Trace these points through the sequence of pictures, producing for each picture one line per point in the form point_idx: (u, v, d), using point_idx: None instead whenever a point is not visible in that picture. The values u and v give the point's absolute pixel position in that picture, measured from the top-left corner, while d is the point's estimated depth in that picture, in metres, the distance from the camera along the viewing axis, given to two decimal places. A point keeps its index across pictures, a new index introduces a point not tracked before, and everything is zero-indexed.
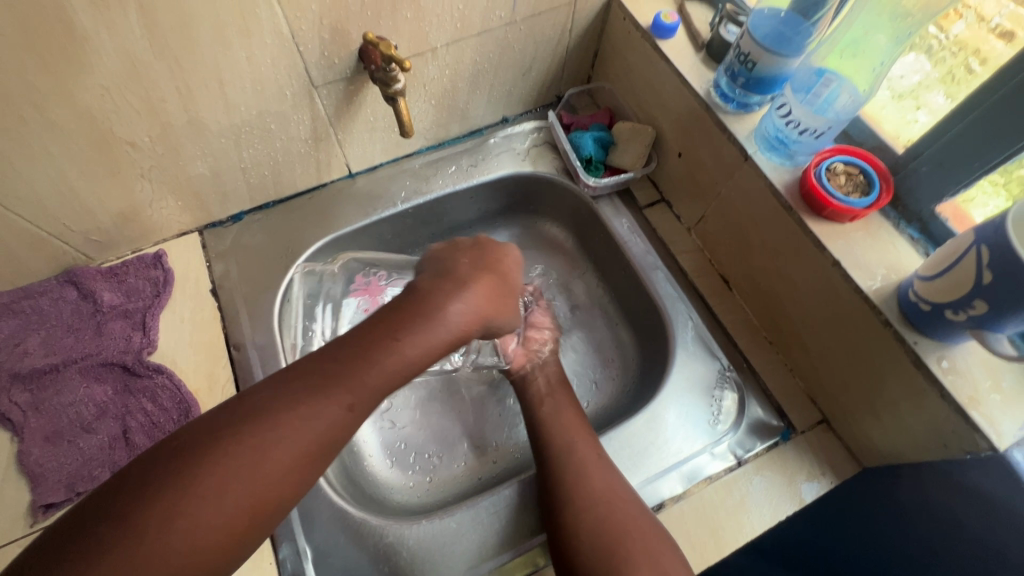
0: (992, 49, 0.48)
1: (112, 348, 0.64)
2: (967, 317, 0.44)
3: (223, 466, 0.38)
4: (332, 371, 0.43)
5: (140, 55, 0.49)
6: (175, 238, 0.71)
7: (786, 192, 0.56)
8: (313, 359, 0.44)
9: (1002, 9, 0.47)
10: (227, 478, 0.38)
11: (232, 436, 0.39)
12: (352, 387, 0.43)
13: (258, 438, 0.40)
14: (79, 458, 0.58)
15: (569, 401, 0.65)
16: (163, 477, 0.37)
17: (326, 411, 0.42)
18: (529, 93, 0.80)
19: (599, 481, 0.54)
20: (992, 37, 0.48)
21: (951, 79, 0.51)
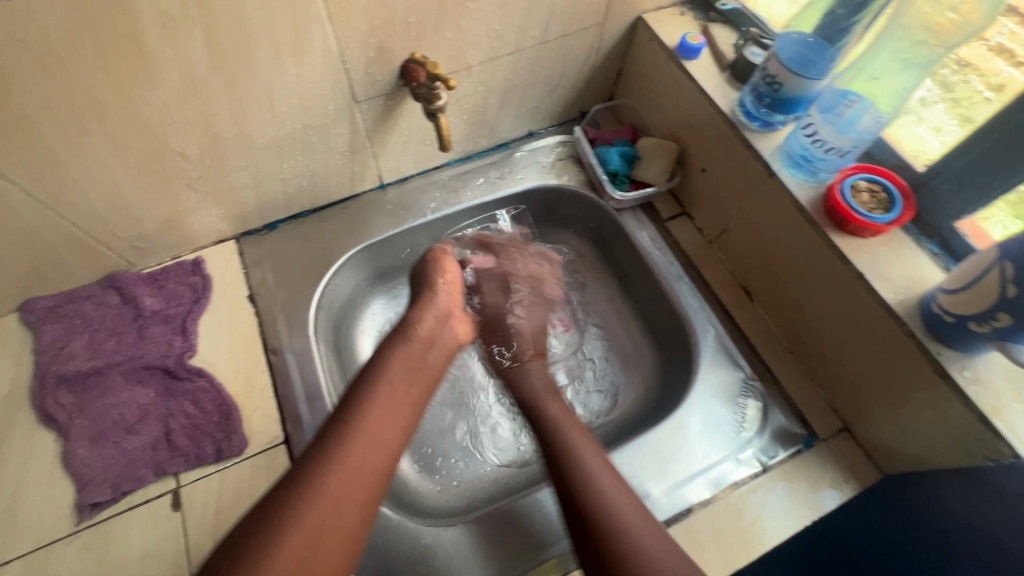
0: (997, 69, 0.53)
1: (153, 352, 0.65)
2: (990, 328, 0.46)
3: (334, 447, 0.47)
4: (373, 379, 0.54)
5: (199, 71, 0.52)
6: (213, 245, 0.73)
7: (810, 208, 0.59)
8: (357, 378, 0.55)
9: (1002, 29, 0.53)
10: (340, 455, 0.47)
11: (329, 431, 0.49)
12: (392, 386, 0.54)
13: (350, 428, 0.49)
14: (124, 458, 0.59)
15: None
16: (280, 495, 0.43)
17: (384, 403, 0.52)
18: (554, 109, 0.82)
19: None
20: (997, 57, 0.53)
21: (963, 99, 0.55)
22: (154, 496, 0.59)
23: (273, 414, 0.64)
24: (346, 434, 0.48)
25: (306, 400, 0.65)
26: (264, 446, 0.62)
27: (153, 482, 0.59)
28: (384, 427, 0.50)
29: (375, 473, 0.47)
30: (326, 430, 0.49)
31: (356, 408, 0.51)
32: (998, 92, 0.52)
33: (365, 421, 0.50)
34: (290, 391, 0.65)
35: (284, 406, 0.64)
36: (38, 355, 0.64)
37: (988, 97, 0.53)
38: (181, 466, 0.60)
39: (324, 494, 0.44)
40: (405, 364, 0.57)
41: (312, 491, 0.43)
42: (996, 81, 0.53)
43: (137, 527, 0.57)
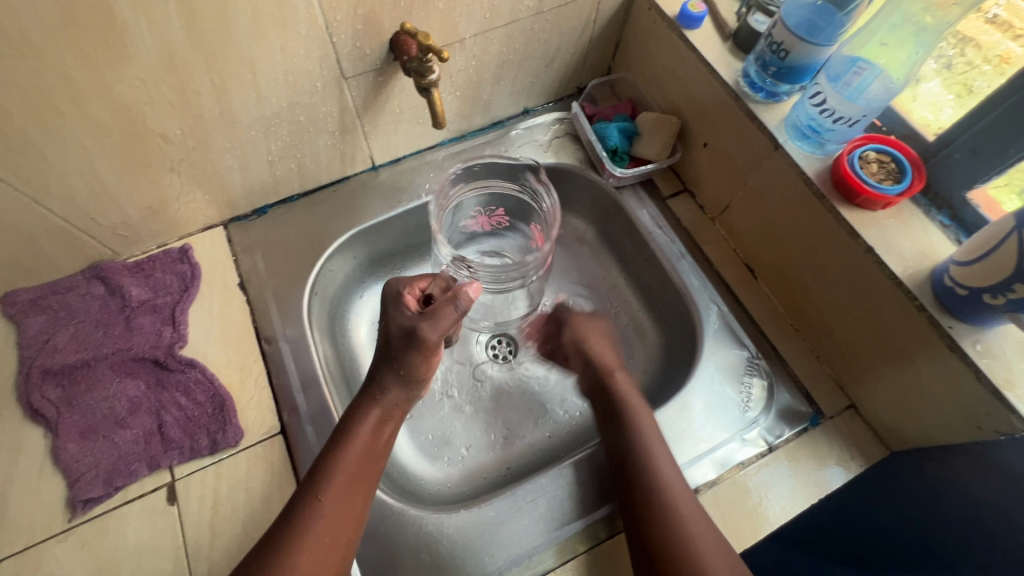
0: (996, 43, 0.52)
1: (142, 343, 0.63)
2: (1005, 300, 0.45)
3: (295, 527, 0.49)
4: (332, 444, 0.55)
5: (177, 46, 0.49)
6: (200, 232, 0.71)
7: (818, 180, 0.57)
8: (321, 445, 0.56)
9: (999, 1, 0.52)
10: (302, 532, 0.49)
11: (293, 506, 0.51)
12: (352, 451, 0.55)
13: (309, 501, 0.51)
14: (116, 453, 0.58)
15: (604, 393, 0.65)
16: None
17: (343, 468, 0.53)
18: (550, 85, 0.80)
19: None
20: (995, 30, 0.52)
21: (965, 69, 0.54)
22: (148, 491, 0.57)
23: (268, 403, 0.62)
24: (310, 516, 0.50)
25: (303, 389, 0.63)
26: (260, 436, 0.60)
27: (148, 476, 0.58)
28: (350, 505, 0.52)
29: (342, 547, 0.50)
30: (291, 508, 0.51)
31: (319, 488, 0.52)
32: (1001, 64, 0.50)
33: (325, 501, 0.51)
34: (286, 380, 0.63)
35: (280, 395, 0.62)
36: (21, 348, 0.62)
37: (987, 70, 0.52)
38: (176, 459, 0.58)
39: None
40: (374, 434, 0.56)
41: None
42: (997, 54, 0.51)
43: (133, 521, 0.56)
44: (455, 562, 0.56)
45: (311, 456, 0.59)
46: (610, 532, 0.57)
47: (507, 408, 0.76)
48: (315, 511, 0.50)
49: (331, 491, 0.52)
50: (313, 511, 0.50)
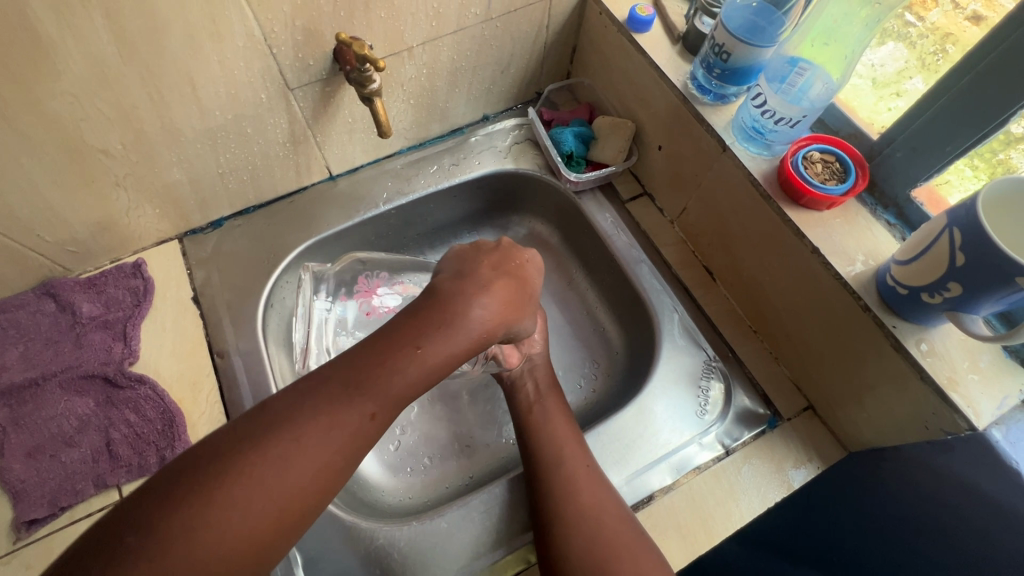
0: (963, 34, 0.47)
1: (92, 360, 0.63)
2: (942, 299, 0.45)
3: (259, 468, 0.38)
4: (348, 376, 0.42)
5: (108, 61, 0.48)
6: (154, 246, 0.70)
7: (764, 181, 0.57)
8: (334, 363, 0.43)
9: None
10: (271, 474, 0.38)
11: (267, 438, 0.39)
12: (373, 395, 0.42)
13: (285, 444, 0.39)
14: (62, 473, 0.57)
15: (561, 400, 0.64)
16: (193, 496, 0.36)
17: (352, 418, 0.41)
18: (508, 90, 0.80)
19: (578, 477, 0.54)
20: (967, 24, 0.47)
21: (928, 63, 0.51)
22: (95, 510, 0.56)
23: (220, 419, 0.61)
24: (286, 460, 0.39)
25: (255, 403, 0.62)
26: None
27: (95, 495, 0.57)
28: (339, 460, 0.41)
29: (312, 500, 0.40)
30: (275, 430, 0.39)
31: (310, 426, 0.40)
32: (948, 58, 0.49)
33: (296, 467, 0.39)
34: (238, 394, 0.63)
35: (232, 409, 0.62)
36: None
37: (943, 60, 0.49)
38: (124, 477, 0.58)
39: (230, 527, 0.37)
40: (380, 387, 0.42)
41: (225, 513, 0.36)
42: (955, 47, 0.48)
43: None
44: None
45: None
46: None
47: (469, 417, 0.76)
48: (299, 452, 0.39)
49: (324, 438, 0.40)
50: (290, 454, 0.39)
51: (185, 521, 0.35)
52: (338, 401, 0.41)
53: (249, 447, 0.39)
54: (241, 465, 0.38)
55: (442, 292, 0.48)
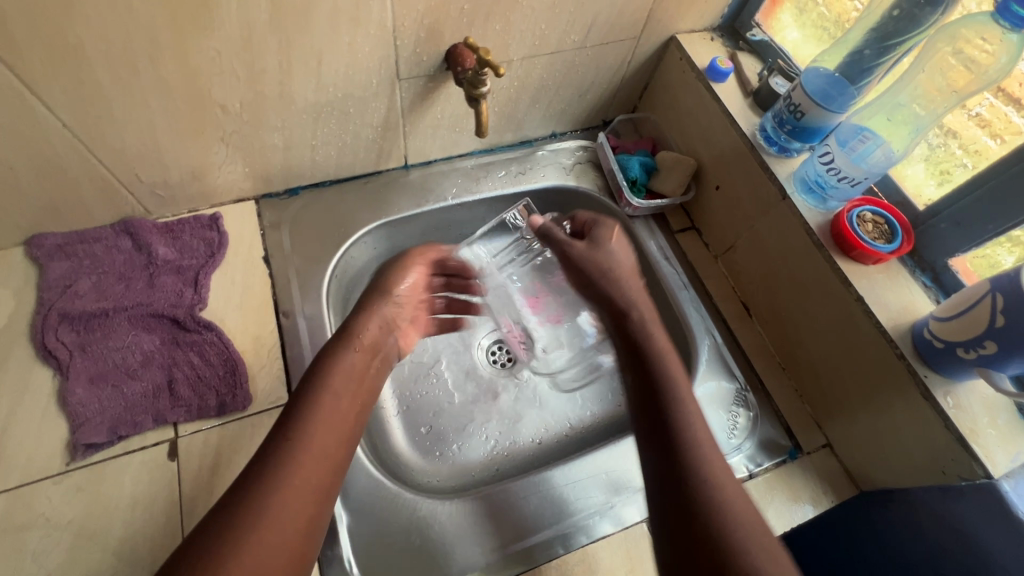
0: (975, 137, 0.57)
1: (162, 301, 0.65)
2: (976, 356, 0.50)
3: (260, 490, 0.44)
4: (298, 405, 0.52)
5: (258, 27, 0.53)
6: (232, 203, 0.73)
7: (819, 231, 0.63)
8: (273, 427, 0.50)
9: (982, 101, 0.57)
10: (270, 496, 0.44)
11: (250, 478, 0.45)
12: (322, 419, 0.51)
13: (271, 470, 0.46)
14: (122, 403, 0.58)
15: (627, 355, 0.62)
16: (216, 527, 0.41)
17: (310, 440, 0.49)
18: (580, 114, 0.85)
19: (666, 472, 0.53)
20: (976, 127, 0.57)
21: (945, 157, 0.60)
22: (150, 444, 0.58)
23: (279, 375, 0.63)
24: (275, 483, 0.45)
25: None
26: (268, 405, 0.62)
27: (151, 429, 0.58)
28: (313, 472, 0.47)
29: (311, 515, 0.45)
30: (245, 476, 0.45)
31: (278, 461, 0.46)
32: (977, 158, 0.57)
33: (286, 481, 0.45)
34: (299, 354, 0.65)
35: (292, 368, 0.64)
36: (42, 290, 0.63)
37: (966, 161, 0.58)
38: (182, 416, 0.59)
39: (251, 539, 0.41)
40: (345, 399, 0.54)
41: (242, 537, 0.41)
42: (975, 148, 0.57)
43: (131, 472, 0.56)
44: (444, 549, 0.58)
45: None
46: (591, 538, 0.59)
47: (500, 412, 0.80)
48: (288, 479, 0.45)
49: (284, 459, 0.47)
50: (280, 472, 0.45)
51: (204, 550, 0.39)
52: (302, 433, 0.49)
53: (254, 478, 0.45)
54: (242, 500, 0.43)
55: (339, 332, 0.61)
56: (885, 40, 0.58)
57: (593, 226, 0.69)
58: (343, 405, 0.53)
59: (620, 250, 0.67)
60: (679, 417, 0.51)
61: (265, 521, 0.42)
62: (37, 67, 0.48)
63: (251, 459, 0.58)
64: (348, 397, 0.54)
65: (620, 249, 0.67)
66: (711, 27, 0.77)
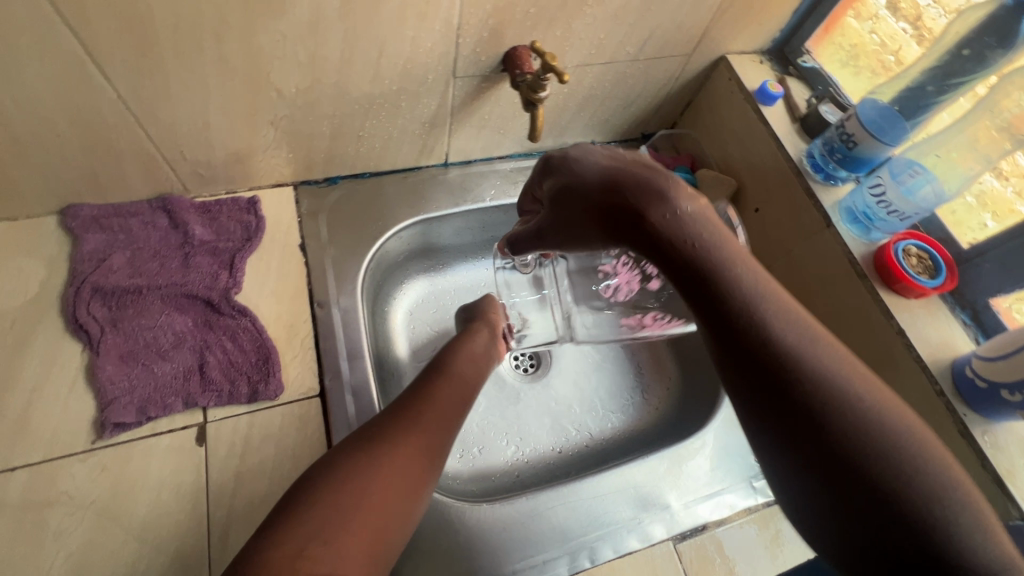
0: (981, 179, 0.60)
1: (197, 282, 0.63)
2: (1020, 398, 0.51)
3: (372, 467, 0.44)
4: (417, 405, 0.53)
5: (327, 13, 0.52)
6: (271, 187, 0.72)
7: (862, 262, 0.63)
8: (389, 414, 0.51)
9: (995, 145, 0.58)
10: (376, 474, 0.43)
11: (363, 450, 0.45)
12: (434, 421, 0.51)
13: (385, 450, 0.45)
14: (152, 384, 0.57)
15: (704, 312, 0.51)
16: (323, 481, 0.41)
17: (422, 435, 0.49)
18: (622, 125, 0.85)
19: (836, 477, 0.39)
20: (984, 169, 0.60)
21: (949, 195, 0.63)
22: (178, 428, 0.57)
23: (312, 365, 0.62)
24: (385, 462, 0.44)
25: (348, 358, 0.64)
26: (299, 395, 0.61)
27: (180, 412, 0.57)
28: (417, 466, 0.46)
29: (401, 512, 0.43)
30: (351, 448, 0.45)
31: (392, 440, 0.47)
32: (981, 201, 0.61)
33: (393, 468, 0.44)
34: (333, 345, 0.64)
35: (325, 359, 0.63)
36: (75, 262, 0.62)
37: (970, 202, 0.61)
38: (212, 400, 0.58)
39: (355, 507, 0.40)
40: (449, 413, 0.53)
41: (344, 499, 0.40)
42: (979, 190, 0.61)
43: (158, 455, 0.55)
44: (470, 554, 0.57)
45: (346, 421, 0.60)
46: (617, 552, 0.59)
47: (521, 418, 0.79)
48: (398, 460, 0.45)
49: (395, 442, 0.46)
50: (392, 452, 0.45)
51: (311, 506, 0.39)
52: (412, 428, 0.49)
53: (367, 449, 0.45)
54: (353, 468, 0.43)
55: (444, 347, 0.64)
56: (948, 78, 0.58)
57: (545, 174, 0.49)
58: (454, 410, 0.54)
59: (578, 169, 0.45)
60: (808, 371, 0.35)
61: (372, 496, 0.42)
62: (103, 34, 0.47)
63: (280, 450, 0.57)
64: (445, 408, 0.53)
65: (589, 158, 0.45)
66: (761, 50, 0.78)
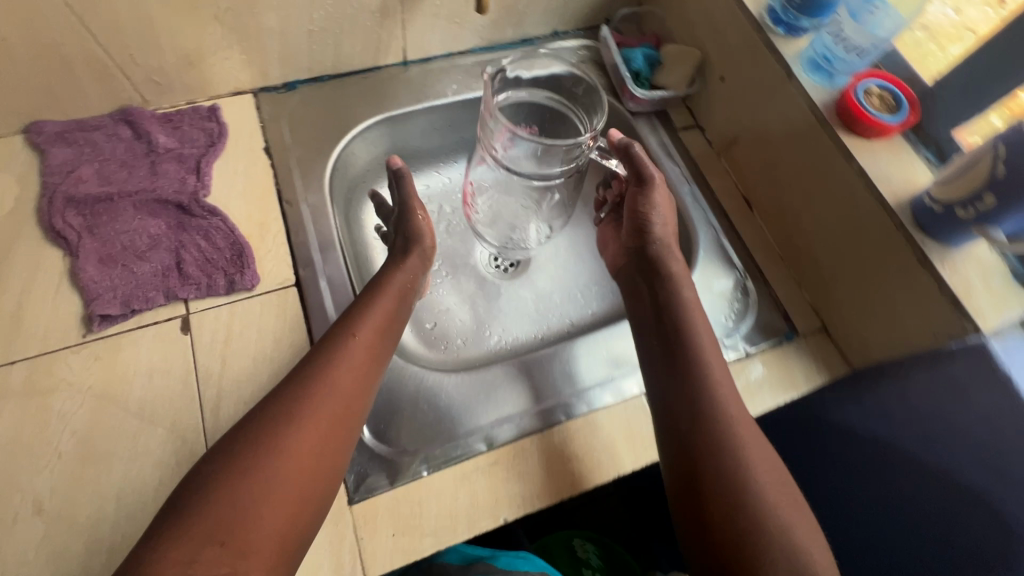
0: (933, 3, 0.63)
1: (166, 187, 0.65)
2: (974, 213, 0.52)
3: (249, 463, 0.46)
4: (285, 411, 0.49)
5: None
6: (229, 96, 0.72)
7: (824, 108, 0.62)
8: (260, 410, 0.50)
9: None
10: (251, 472, 0.45)
11: (243, 443, 0.47)
12: (331, 393, 0.51)
13: (264, 444, 0.47)
14: (133, 281, 0.59)
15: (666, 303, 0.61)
16: (207, 479, 0.45)
17: (296, 433, 0.48)
18: (583, 10, 0.83)
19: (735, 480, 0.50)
20: None
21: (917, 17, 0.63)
22: (163, 319, 0.59)
23: (285, 258, 0.64)
24: (268, 455, 0.46)
25: (320, 249, 0.66)
26: (276, 285, 0.63)
27: (163, 305, 0.60)
28: (304, 462, 0.48)
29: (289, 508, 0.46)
30: (240, 433, 0.48)
31: (276, 441, 0.47)
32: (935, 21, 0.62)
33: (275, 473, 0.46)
34: (304, 239, 0.66)
35: (298, 251, 0.65)
36: (45, 175, 0.63)
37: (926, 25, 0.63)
38: (192, 293, 0.60)
39: (240, 503, 0.44)
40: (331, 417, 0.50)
41: (221, 497, 0.44)
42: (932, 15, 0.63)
43: (145, 344, 0.58)
44: (449, 419, 0.60)
45: (323, 309, 0.63)
46: (592, 407, 0.61)
47: (502, 311, 0.81)
48: (280, 461, 0.47)
49: (278, 440, 0.47)
50: (275, 452, 0.47)
51: (195, 505, 0.43)
52: (293, 413, 0.49)
53: (242, 446, 0.47)
54: (234, 476, 0.45)
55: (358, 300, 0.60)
56: None
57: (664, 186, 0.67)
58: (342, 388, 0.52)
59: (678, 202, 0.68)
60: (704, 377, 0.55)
61: (244, 497, 0.44)
62: None
63: (262, 334, 0.60)
64: (331, 413, 0.51)
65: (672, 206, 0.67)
66: None
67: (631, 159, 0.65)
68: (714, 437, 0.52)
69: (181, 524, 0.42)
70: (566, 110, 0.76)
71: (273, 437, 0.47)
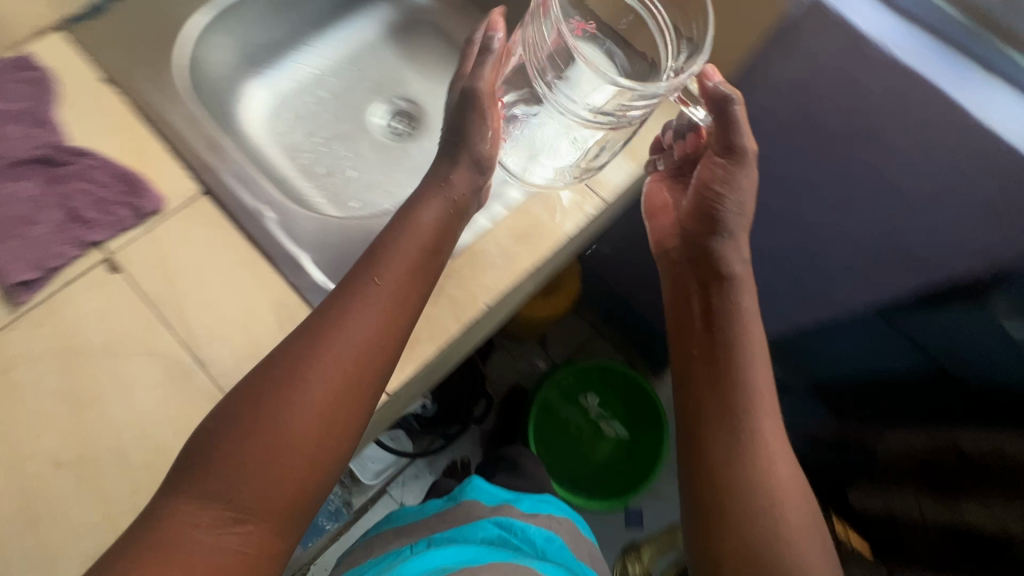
0: None
1: (17, 148, 0.59)
2: None
3: (261, 413, 0.48)
4: (299, 358, 0.50)
5: None
6: (34, 38, 0.65)
7: None
8: (285, 352, 0.51)
9: None
10: (264, 420, 0.48)
11: (269, 392, 0.49)
12: (341, 341, 0.51)
13: (281, 396, 0.49)
14: (35, 245, 0.56)
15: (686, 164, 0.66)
16: (231, 424, 0.48)
17: (306, 383, 0.49)
18: None
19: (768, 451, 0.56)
20: None
21: None
22: (86, 269, 0.58)
23: (180, 170, 0.63)
24: (282, 407, 0.48)
25: (211, 151, 0.64)
26: (183, 198, 0.62)
27: (80, 256, 0.58)
28: (314, 407, 0.49)
29: (308, 460, 0.48)
30: (271, 372, 0.50)
31: (289, 384, 0.49)
32: None
33: (290, 420, 0.48)
34: (191, 147, 0.64)
35: (190, 161, 0.63)
36: None
37: None
38: (104, 234, 0.58)
39: (250, 447, 0.47)
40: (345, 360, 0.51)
41: (236, 440, 0.47)
42: None
43: (81, 296, 0.57)
44: None
45: (240, 201, 0.62)
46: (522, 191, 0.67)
47: (416, 165, 0.83)
48: (293, 407, 0.48)
49: (290, 386, 0.49)
50: (289, 397, 0.49)
51: (209, 450, 0.47)
52: (303, 364, 0.50)
53: (263, 400, 0.49)
54: (246, 426, 0.48)
55: (388, 233, 0.58)
56: None
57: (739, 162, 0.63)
58: (358, 338, 0.52)
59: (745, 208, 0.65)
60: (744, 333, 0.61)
61: (255, 446, 0.47)
62: None
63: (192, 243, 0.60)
64: (341, 360, 0.51)
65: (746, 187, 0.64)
66: None
67: (725, 119, 0.61)
68: (741, 425, 0.57)
69: (202, 468, 0.47)
70: (650, 21, 0.67)
71: (279, 395, 0.49)
